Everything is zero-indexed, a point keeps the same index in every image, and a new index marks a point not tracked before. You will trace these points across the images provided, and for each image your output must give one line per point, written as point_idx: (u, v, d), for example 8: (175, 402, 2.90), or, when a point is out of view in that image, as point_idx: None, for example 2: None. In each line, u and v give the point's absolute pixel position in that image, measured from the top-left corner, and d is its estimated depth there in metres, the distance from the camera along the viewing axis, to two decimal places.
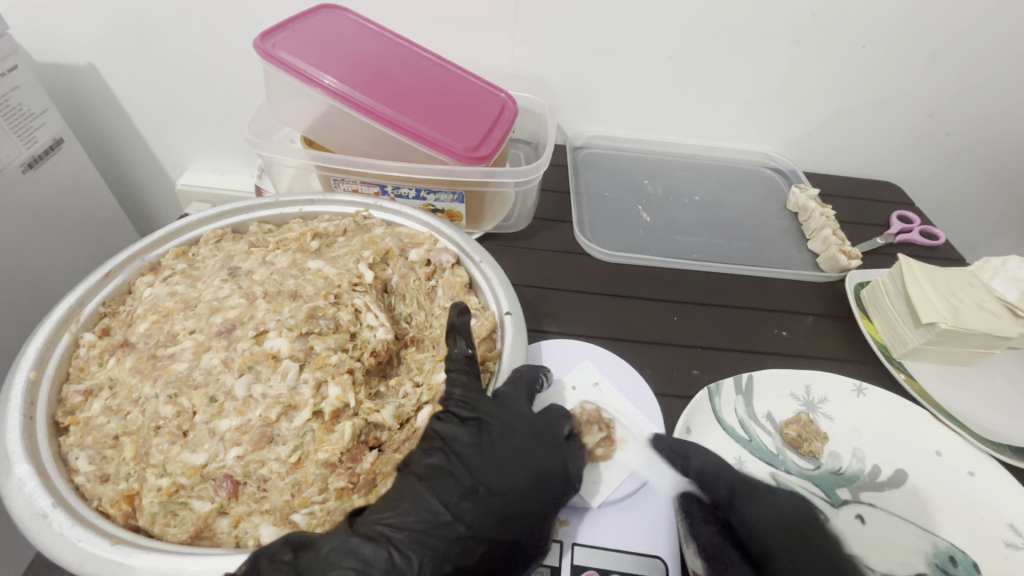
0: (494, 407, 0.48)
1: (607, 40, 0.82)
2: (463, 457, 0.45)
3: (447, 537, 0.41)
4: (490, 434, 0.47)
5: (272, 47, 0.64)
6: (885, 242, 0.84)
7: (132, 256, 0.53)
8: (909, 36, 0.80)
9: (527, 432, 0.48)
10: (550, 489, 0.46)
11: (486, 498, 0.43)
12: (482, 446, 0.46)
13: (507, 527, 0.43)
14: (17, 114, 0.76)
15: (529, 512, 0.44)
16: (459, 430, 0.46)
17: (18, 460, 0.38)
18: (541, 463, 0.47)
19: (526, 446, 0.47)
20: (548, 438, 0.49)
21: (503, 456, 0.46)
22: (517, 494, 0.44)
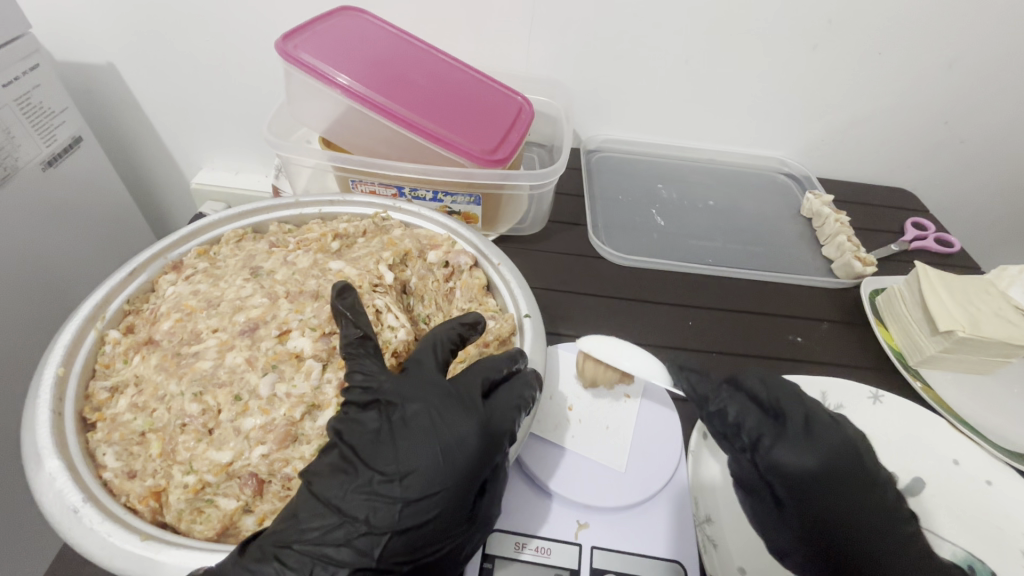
0: (400, 385, 0.43)
1: (623, 44, 0.82)
2: (359, 448, 0.40)
3: (342, 538, 0.37)
4: (393, 417, 0.42)
5: (294, 48, 0.65)
6: (900, 248, 0.84)
7: (156, 254, 0.53)
8: (926, 43, 0.80)
9: (436, 403, 0.42)
10: (466, 467, 0.40)
11: (382, 490, 0.38)
12: (383, 432, 0.41)
13: (415, 512, 0.38)
14: (39, 112, 0.77)
15: (438, 495, 0.39)
16: (356, 421, 0.42)
17: (48, 454, 0.38)
18: (449, 434, 0.41)
19: (427, 419, 0.41)
20: (467, 403, 0.43)
21: (406, 437, 0.40)
22: (419, 481, 0.39)
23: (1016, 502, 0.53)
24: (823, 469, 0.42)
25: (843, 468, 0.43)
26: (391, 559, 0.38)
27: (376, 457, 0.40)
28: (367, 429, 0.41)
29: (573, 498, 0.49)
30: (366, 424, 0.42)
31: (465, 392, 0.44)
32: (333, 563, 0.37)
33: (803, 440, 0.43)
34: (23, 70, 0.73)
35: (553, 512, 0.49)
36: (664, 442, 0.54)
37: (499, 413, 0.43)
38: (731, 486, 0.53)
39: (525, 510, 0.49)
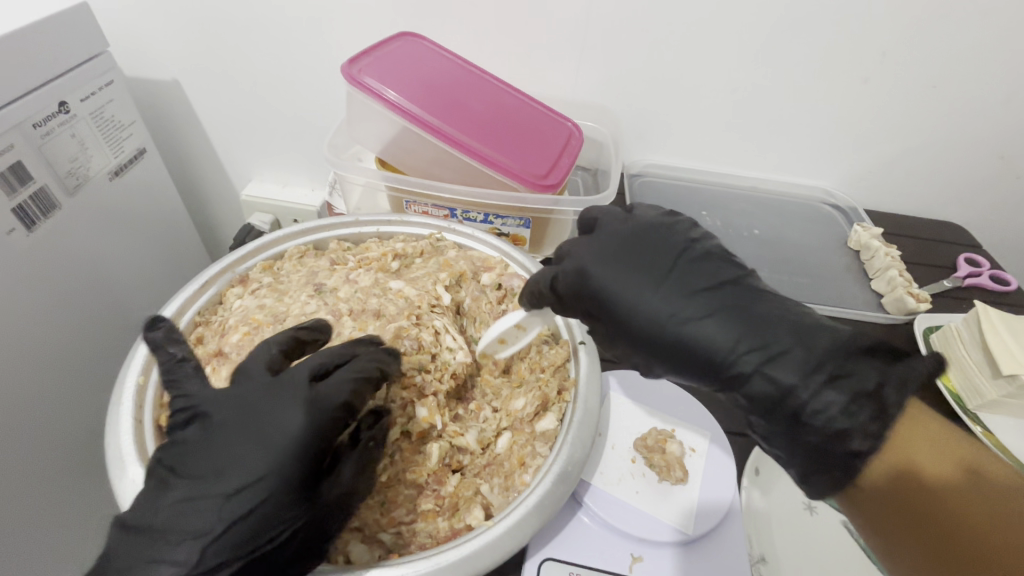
0: (216, 395, 0.43)
1: (673, 72, 0.83)
2: (174, 459, 0.40)
3: (165, 548, 0.37)
4: (210, 426, 0.41)
5: (358, 72, 0.67)
6: (953, 285, 0.82)
7: (225, 268, 0.55)
8: (983, 77, 0.79)
9: (262, 393, 0.41)
10: (275, 454, 0.39)
11: (199, 493, 0.39)
12: (197, 441, 0.41)
13: (235, 507, 0.38)
14: (111, 124, 0.82)
15: (253, 490, 0.38)
16: (179, 437, 0.41)
17: (133, 462, 0.40)
18: (265, 425, 0.40)
19: (239, 421, 0.41)
20: (290, 386, 0.41)
21: (221, 440, 0.40)
22: (237, 475, 0.39)
23: None
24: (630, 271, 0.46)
25: (661, 250, 0.47)
26: (215, 558, 0.37)
27: (192, 464, 0.40)
28: (184, 444, 0.41)
29: (631, 529, 0.48)
30: (185, 438, 0.41)
31: (292, 377, 0.42)
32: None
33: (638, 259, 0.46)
34: (98, 86, 0.78)
35: (609, 543, 0.48)
36: (723, 476, 0.53)
37: (327, 393, 0.41)
38: (788, 522, 0.52)
39: (581, 538, 0.48)
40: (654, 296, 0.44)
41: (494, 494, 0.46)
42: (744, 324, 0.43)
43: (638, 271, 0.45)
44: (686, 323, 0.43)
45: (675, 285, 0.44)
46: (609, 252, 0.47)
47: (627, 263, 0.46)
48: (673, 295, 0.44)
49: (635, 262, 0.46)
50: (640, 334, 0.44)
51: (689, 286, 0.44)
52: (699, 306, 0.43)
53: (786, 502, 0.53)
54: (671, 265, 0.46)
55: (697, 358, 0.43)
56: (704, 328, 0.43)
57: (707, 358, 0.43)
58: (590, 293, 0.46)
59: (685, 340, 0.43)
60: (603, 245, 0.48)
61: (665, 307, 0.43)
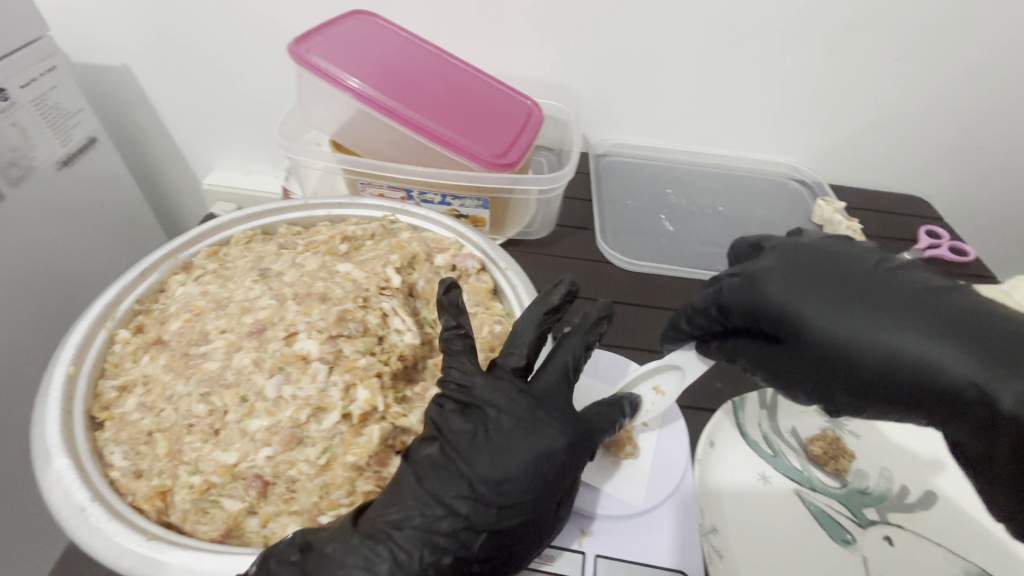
0: (490, 387, 0.43)
1: (635, 49, 0.82)
2: (459, 447, 0.40)
3: (439, 524, 0.38)
4: (489, 421, 0.41)
5: (306, 51, 0.65)
6: (914, 257, 0.83)
7: (166, 255, 0.54)
8: (940, 51, 0.79)
9: (536, 409, 0.43)
10: (562, 468, 0.41)
11: (485, 489, 0.39)
12: (479, 434, 0.41)
13: (508, 512, 0.39)
14: (55, 112, 0.78)
15: (532, 502, 0.40)
16: (450, 418, 0.42)
17: (57, 453, 0.38)
18: (544, 443, 0.41)
19: (536, 424, 0.42)
20: (560, 409, 0.44)
21: (506, 443, 0.40)
22: (517, 483, 0.39)
23: None
24: (842, 299, 0.36)
25: (850, 265, 0.38)
26: (487, 542, 0.39)
27: (475, 456, 0.40)
28: (461, 432, 0.41)
29: (578, 506, 0.49)
30: (457, 428, 0.41)
31: (544, 392, 0.44)
32: (433, 548, 0.37)
33: (804, 274, 0.38)
34: (39, 72, 0.75)
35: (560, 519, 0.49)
36: (676, 451, 0.53)
37: (554, 402, 0.44)
38: (737, 495, 0.53)
39: None
40: (889, 320, 0.35)
41: None
42: (981, 340, 0.32)
43: (832, 295, 0.37)
44: (899, 348, 0.34)
45: (879, 303, 0.36)
46: (787, 276, 0.39)
47: (810, 278, 0.38)
48: (892, 312, 0.35)
49: (819, 277, 0.38)
50: (849, 363, 0.36)
51: (908, 304, 0.35)
52: (925, 324, 0.34)
53: (739, 473, 0.54)
54: (859, 278, 0.37)
55: (912, 388, 0.34)
56: (949, 353, 0.33)
57: (944, 390, 0.33)
58: (770, 318, 0.39)
59: (910, 362, 0.34)
60: (758, 270, 0.40)
61: (880, 337, 0.35)
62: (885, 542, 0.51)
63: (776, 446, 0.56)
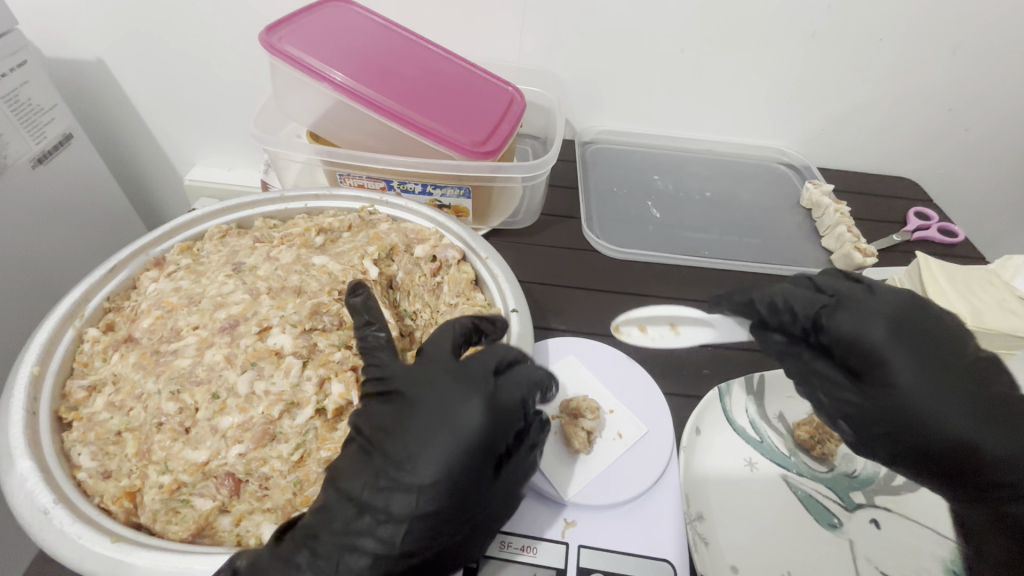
0: (409, 375, 0.41)
1: (619, 33, 0.80)
2: (374, 435, 0.39)
3: (364, 525, 0.37)
4: (405, 405, 0.39)
5: (278, 40, 0.63)
6: (902, 239, 0.82)
7: (137, 251, 0.53)
8: (928, 28, 0.78)
9: (449, 383, 0.40)
10: (486, 439, 0.38)
11: (399, 475, 0.37)
12: (394, 418, 0.39)
13: (428, 500, 0.37)
14: (27, 109, 0.76)
15: (451, 481, 0.37)
16: (369, 412, 0.41)
17: (21, 455, 0.38)
18: (459, 417, 0.38)
19: (451, 398, 0.39)
20: (475, 378, 0.40)
21: (416, 428, 0.38)
22: (429, 466, 0.37)
23: None
24: (920, 356, 0.46)
25: (939, 336, 0.48)
26: (412, 540, 0.37)
27: (388, 441, 0.38)
28: (378, 421, 0.40)
29: (558, 497, 0.49)
30: (377, 415, 0.40)
31: (466, 366, 0.41)
32: (357, 549, 0.37)
33: (903, 326, 0.47)
34: (8, 67, 0.72)
35: (543, 512, 0.48)
36: (660, 443, 0.53)
37: (477, 373, 0.41)
38: (725, 483, 0.52)
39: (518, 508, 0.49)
40: (955, 399, 0.46)
41: None
42: (984, 422, 0.45)
43: (919, 358, 0.46)
44: (948, 424, 0.45)
45: (942, 373, 0.46)
46: (897, 334, 0.47)
47: (906, 336, 0.47)
48: (947, 385, 0.46)
49: (911, 337, 0.47)
50: (905, 411, 0.46)
51: (972, 394, 0.46)
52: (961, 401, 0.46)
53: (726, 459, 0.54)
54: (950, 356, 0.47)
55: (929, 440, 0.46)
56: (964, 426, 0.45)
57: (953, 446, 0.45)
58: (862, 357, 0.48)
59: (943, 423, 0.45)
60: (879, 317, 0.48)
61: (931, 397, 0.46)
62: (873, 525, 0.51)
63: (763, 432, 0.56)
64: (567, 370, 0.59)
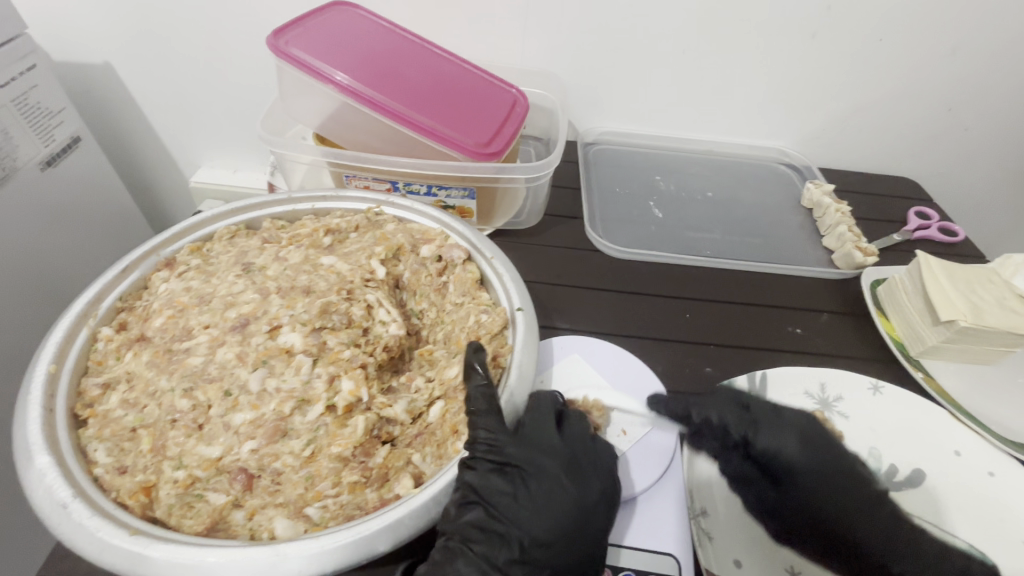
0: (524, 449, 0.46)
1: (620, 34, 0.81)
2: (503, 510, 0.43)
3: None
4: (528, 481, 0.45)
5: (285, 44, 0.64)
6: (903, 238, 0.83)
7: (148, 252, 0.53)
8: (928, 28, 0.78)
9: (566, 475, 0.46)
10: (606, 519, 0.45)
11: (533, 552, 0.42)
12: (518, 493, 0.44)
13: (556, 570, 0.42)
14: (36, 112, 0.77)
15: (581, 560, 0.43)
16: (491, 480, 0.44)
17: (39, 451, 0.38)
18: (582, 501, 0.44)
19: (565, 480, 0.45)
20: (586, 466, 0.47)
21: (541, 505, 0.44)
22: (560, 541, 0.43)
23: (1017, 493, 0.52)
24: (799, 457, 0.49)
25: (823, 442, 0.50)
26: None
27: (520, 519, 0.43)
28: (501, 492, 0.44)
29: None
30: (499, 485, 0.44)
31: (576, 448, 0.48)
32: None
33: (778, 421, 0.51)
34: (18, 71, 0.73)
35: None
36: (663, 439, 0.54)
37: (585, 457, 0.48)
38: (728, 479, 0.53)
39: None
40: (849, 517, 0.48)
41: (427, 463, 0.45)
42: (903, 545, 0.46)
43: (818, 462, 0.49)
44: (857, 531, 0.47)
45: (803, 470, 0.49)
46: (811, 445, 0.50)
47: (799, 437, 0.50)
48: (830, 486, 0.48)
49: (807, 438, 0.50)
50: (816, 513, 0.48)
51: (889, 509, 0.48)
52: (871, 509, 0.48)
53: None
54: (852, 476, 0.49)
55: (851, 546, 0.47)
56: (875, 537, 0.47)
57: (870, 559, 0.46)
58: (775, 460, 0.49)
59: (861, 529, 0.47)
60: (790, 430, 0.50)
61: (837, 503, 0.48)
62: None
63: None
64: (572, 368, 0.60)
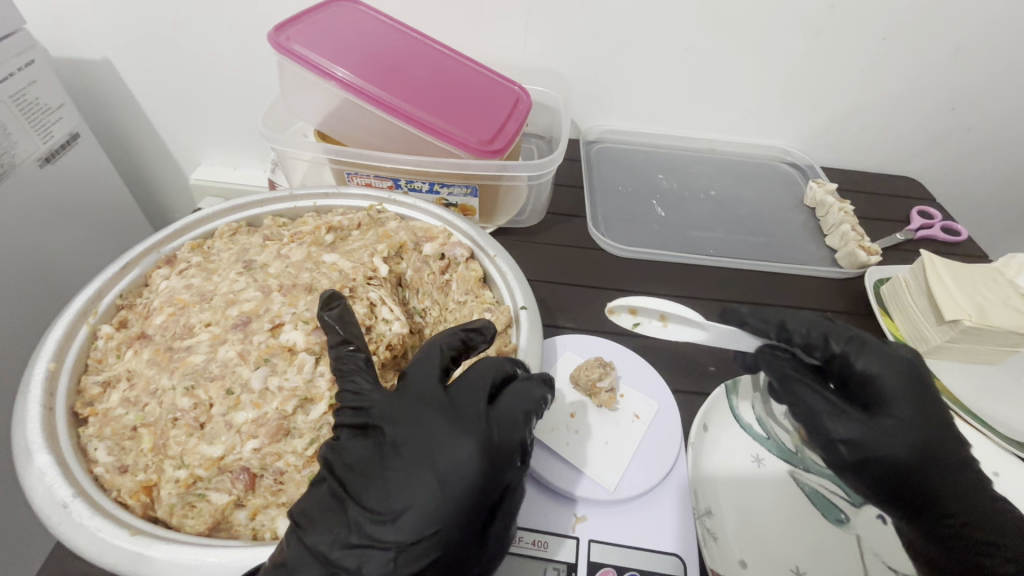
0: (389, 405, 0.41)
1: (623, 31, 0.80)
2: (349, 479, 0.38)
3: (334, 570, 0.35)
4: (385, 444, 0.39)
5: (286, 39, 0.64)
6: (906, 237, 0.82)
7: (149, 249, 0.53)
8: (931, 27, 0.78)
9: (430, 433, 0.38)
10: (473, 481, 0.37)
11: (373, 528, 0.36)
12: (375, 460, 0.39)
13: (410, 547, 0.35)
14: (33, 108, 0.76)
15: (439, 535, 0.36)
16: (348, 446, 0.40)
17: (38, 450, 0.38)
18: (444, 458, 0.37)
19: (426, 440, 0.38)
20: (461, 417, 0.39)
21: (398, 469, 0.37)
22: (416, 509, 0.36)
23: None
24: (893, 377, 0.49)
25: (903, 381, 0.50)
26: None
27: (367, 487, 0.37)
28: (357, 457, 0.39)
29: (569, 492, 0.49)
30: (356, 450, 0.39)
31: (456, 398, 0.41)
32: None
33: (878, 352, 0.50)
34: (17, 66, 0.72)
35: (552, 506, 0.50)
36: (666, 437, 0.54)
37: (462, 405, 0.40)
38: (734, 479, 0.53)
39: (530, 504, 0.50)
40: (933, 474, 0.46)
41: None
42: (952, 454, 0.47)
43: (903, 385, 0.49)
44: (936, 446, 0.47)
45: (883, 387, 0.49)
46: (910, 386, 0.49)
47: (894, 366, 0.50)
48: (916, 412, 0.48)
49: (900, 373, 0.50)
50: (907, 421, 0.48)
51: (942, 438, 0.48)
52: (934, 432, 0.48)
53: (733, 456, 0.54)
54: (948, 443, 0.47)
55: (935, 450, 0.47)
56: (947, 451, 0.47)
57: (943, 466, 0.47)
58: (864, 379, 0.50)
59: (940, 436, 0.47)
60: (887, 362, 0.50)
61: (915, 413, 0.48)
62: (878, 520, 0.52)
63: (770, 427, 0.56)
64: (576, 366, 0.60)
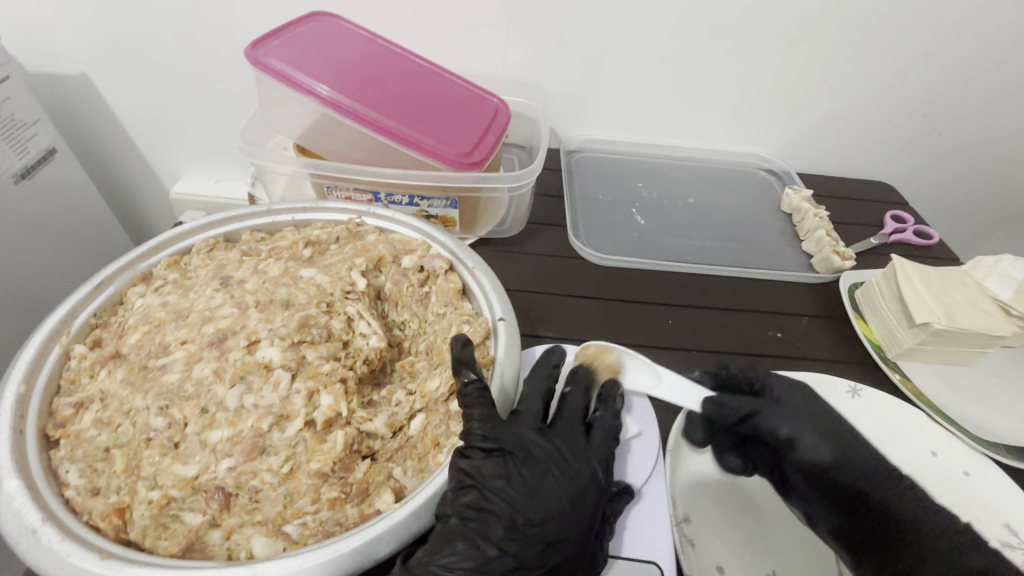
0: (513, 434, 0.46)
1: (601, 43, 0.81)
2: (498, 493, 0.43)
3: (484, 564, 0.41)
4: (518, 464, 0.45)
5: (264, 55, 0.64)
6: (879, 241, 0.84)
7: (124, 266, 0.53)
8: (898, 37, 0.80)
9: (554, 459, 0.46)
10: (595, 499, 0.46)
11: (529, 533, 0.43)
12: (511, 477, 0.45)
13: (551, 551, 0.43)
14: (8, 124, 0.75)
15: (575, 540, 0.44)
16: (481, 464, 0.44)
17: (7, 474, 0.37)
18: (575, 480, 0.46)
19: (552, 468, 0.46)
20: (580, 451, 0.48)
21: (536, 486, 0.45)
22: (554, 522, 0.44)
23: (994, 491, 0.53)
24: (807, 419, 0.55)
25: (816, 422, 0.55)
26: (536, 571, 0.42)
27: (515, 500, 0.44)
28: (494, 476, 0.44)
29: None
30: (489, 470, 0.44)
31: (563, 432, 0.49)
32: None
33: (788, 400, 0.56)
34: None
35: None
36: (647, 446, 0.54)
37: (572, 435, 0.49)
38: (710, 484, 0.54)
39: None
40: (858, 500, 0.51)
41: (408, 477, 0.45)
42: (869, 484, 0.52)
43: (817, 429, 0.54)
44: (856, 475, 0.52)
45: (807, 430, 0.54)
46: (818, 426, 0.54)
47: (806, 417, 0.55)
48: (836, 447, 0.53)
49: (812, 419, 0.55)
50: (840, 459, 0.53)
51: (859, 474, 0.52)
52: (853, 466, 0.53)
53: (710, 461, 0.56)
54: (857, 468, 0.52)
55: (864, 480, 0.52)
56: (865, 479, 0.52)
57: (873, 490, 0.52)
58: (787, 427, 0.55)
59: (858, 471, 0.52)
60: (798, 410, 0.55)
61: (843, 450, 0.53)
62: None
63: None
64: None
